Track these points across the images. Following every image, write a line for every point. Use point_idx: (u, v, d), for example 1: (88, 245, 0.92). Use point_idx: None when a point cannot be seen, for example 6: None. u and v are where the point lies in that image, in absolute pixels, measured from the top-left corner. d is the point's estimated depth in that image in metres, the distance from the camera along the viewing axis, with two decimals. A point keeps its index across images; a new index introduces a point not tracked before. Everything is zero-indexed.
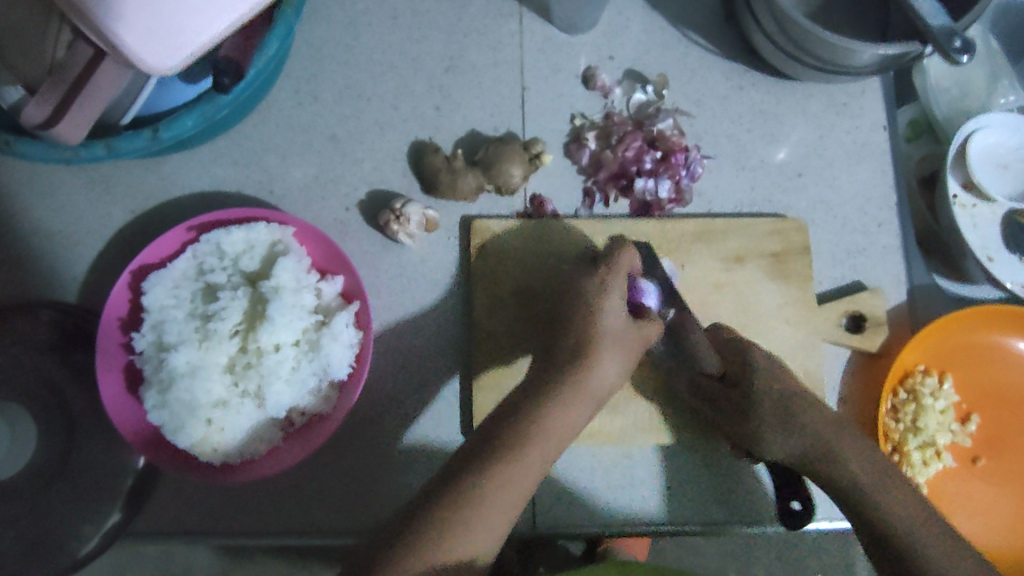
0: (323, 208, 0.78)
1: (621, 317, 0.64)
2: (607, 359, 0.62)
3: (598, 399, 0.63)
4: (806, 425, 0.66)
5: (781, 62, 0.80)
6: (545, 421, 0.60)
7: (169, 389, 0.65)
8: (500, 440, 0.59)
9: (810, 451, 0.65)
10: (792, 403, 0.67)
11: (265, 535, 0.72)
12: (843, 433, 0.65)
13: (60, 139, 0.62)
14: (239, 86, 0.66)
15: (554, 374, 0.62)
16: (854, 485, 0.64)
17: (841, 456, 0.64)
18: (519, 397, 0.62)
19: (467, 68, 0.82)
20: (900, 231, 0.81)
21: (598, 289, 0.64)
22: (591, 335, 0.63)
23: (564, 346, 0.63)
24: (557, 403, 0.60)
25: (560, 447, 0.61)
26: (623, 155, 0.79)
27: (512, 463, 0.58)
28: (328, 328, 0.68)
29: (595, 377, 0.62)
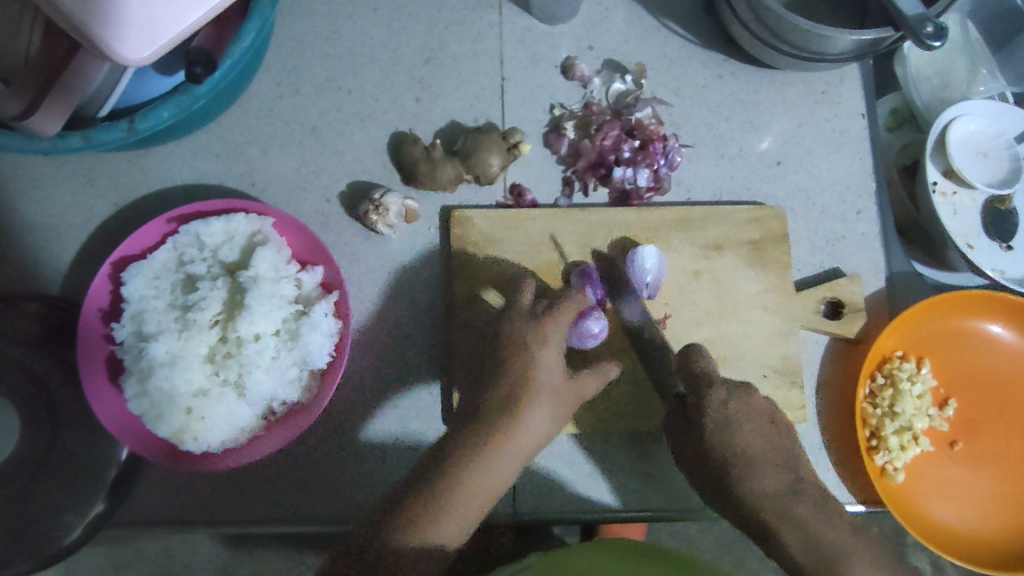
0: (304, 199, 0.79)
1: (555, 366, 0.66)
2: (538, 406, 0.64)
3: (530, 444, 0.65)
4: (757, 487, 0.66)
5: (759, 51, 0.81)
6: (471, 472, 0.62)
7: (148, 379, 0.66)
8: (433, 488, 0.61)
9: (759, 517, 0.65)
10: (746, 460, 0.66)
11: (246, 523, 0.72)
12: (798, 504, 0.65)
13: (35, 131, 0.63)
14: (215, 76, 0.66)
15: (481, 427, 0.64)
16: (806, 525, 0.63)
17: (787, 526, 0.64)
18: (450, 443, 0.65)
19: (447, 60, 0.82)
20: (879, 218, 0.82)
21: (533, 336, 0.66)
22: (523, 387, 0.64)
23: (496, 395, 0.65)
24: (481, 453, 0.62)
25: (492, 494, 0.63)
26: (601, 144, 0.79)
27: (431, 518, 0.60)
28: (307, 318, 0.69)
29: (528, 425, 0.64)
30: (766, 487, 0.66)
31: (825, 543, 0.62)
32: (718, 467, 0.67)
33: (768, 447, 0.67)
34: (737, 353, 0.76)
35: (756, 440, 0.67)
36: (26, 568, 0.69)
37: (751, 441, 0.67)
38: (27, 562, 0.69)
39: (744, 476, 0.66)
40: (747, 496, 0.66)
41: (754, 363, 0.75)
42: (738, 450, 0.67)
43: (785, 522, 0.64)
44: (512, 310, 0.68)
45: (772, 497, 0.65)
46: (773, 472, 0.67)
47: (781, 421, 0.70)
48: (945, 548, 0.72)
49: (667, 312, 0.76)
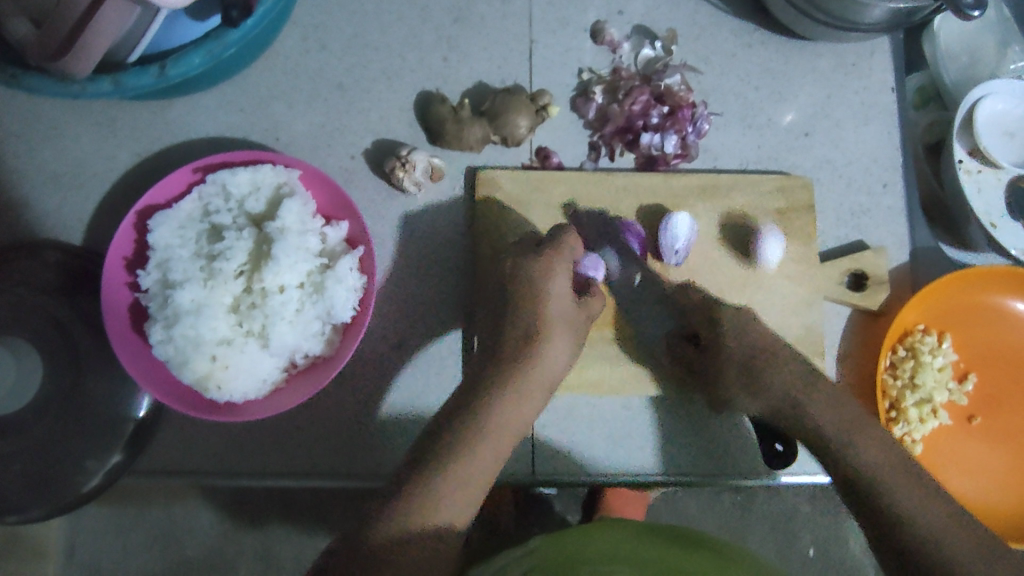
0: (328, 155, 0.78)
1: (562, 298, 0.67)
2: (550, 345, 0.66)
3: (545, 382, 0.66)
4: (777, 370, 0.69)
5: (792, 20, 0.80)
6: (493, 412, 0.62)
7: (173, 325, 0.66)
8: (454, 430, 0.61)
9: (780, 396, 0.68)
10: (766, 352, 0.70)
11: (266, 475, 0.73)
12: (812, 386, 0.67)
13: (68, 73, 0.63)
14: (247, 22, 0.66)
15: (496, 369, 0.65)
16: (865, 446, 0.62)
17: (856, 445, 0.62)
18: (468, 392, 0.65)
19: (475, 20, 0.81)
20: (905, 193, 0.81)
21: (541, 271, 0.67)
22: (536, 325, 0.66)
23: (511, 340, 0.66)
24: (499, 391, 0.64)
25: (513, 435, 0.63)
26: (630, 109, 0.79)
27: (459, 449, 0.60)
28: (333, 271, 0.69)
29: (543, 361, 0.65)
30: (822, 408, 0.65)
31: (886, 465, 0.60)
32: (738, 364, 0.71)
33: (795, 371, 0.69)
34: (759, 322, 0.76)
35: (768, 335, 0.72)
36: (43, 513, 0.70)
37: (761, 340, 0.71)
38: (46, 507, 0.70)
39: (761, 370, 0.70)
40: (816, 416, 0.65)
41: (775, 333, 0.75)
42: (752, 342, 0.71)
43: (806, 398, 0.67)
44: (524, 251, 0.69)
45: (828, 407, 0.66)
46: (790, 360, 0.70)
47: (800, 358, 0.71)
48: None
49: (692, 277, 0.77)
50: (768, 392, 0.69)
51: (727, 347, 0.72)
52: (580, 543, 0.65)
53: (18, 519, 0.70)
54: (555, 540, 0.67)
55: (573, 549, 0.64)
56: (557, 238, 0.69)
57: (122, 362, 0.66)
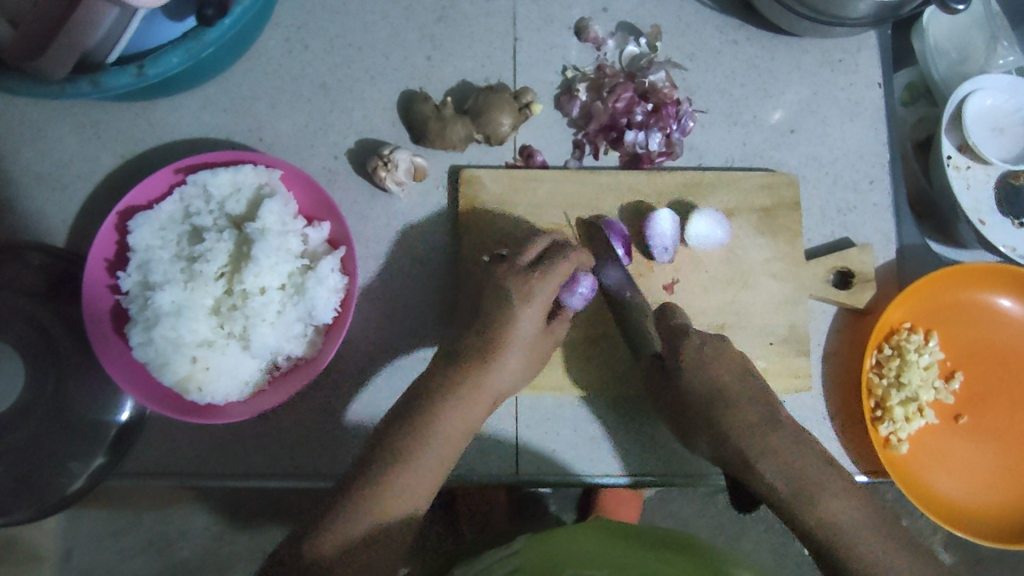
0: (311, 155, 0.78)
1: (534, 323, 0.65)
2: (508, 357, 0.65)
3: (496, 392, 0.65)
4: (732, 416, 0.63)
5: (777, 16, 0.79)
6: (441, 417, 0.62)
7: (154, 327, 0.66)
8: (399, 434, 0.61)
9: (733, 445, 0.63)
10: (723, 396, 0.64)
11: (249, 477, 0.72)
12: (770, 432, 0.63)
13: (45, 73, 0.63)
14: (224, 20, 0.66)
15: (445, 379, 0.64)
16: (779, 458, 0.61)
17: (765, 458, 0.61)
18: (417, 393, 0.64)
19: (459, 18, 0.81)
20: (892, 190, 0.81)
21: (518, 292, 0.64)
22: (495, 339, 0.64)
23: (467, 347, 0.65)
24: (445, 402, 0.63)
25: (458, 442, 0.63)
26: (614, 107, 0.78)
27: (401, 460, 0.60)
28: (313, 273, 0.68)
29: (498, 373, 0.64)
30: (743, 419, 0.63)
31: (805, 478, 0.61)
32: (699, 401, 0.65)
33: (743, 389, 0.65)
34: (744, 321, 0.75)
35: (729, 373, 0.66)
36: (28, 516, 0.70)
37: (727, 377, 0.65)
38: (30, 509, 0.70)
39: (725, 410, 0.64)
40: (731, 436, 0.63)
41: (760, 332, 0.75)
42: (704, 386, 0.65)
43: (728, 416, 0.64)
44: (505, 269, 0.66)
45: (752, 428, 0.63)
46: (748, 404, 0.64)
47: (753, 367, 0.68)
48: (944, 518, 0.72)
49: (674, 279, 0.75)
50: (723, 440, 0.64)
51: (680, 386, 0.66)
52: (566, 548, 0.65)
53: (4, 522, 0.70)
54: (538, 544, 0.66)
55: (558, 553, 0.63)
56: (546, 252, 0.66)
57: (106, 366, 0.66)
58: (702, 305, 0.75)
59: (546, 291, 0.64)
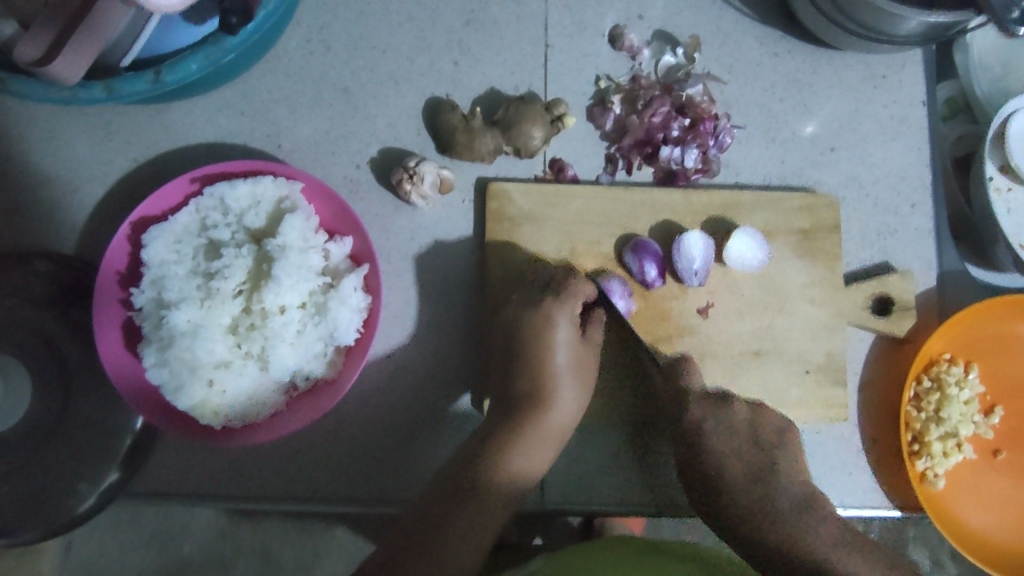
0: (332, 164, 0.74)
1: (569, 350, 0.67)
2: (561, 395, 0.66)
3: (563, 425, 0.66)
4: (758, 518, 0.65)
5: (822, 29, 0.76)
6: (500, 463, 0.63)
7: (169, 348, 0.63)
8: (460, 482, 0.61)
9: (745, 535, 0.65)
10: (743, 492, 0.67)
11: (265, 499, 0.70)
12: (831, 548, 0.62)
13: (56, 79, 0.58)
14: (248, 26, 0.62)
15: (509, 419, 0.65)
16: (825, 556, 0.62)
17: (797, 554, 0.62)
18: (474, 441, 0.65)
19: (488, 22, 0.77)
20: (933, 213, 0.78)
21: (540, 318, 0.66)
22: (543, 379, 0.66)
23: (518, 392, 0.66)
24: (522, 433, 0.64)
25: (524, 484, 0.64)
26: (650, 121, 0.74)
27: (477, 494, 0.61)
28: (336, 292, 0.65)
29: (553, 414, 0.65)
30: (762, 501, 0.67)
31: (845, 572, 0.61)
32: (707, 477, 0.68)
33: (748, 460, 0.69)
34: (779, 345, 0.72)
35: (732, 456, 0.69)
36: (35, 536, 0.67)
37: (729, 451, 0.69)
38: (38, 530, 0.67)
39: (728, 487, 0.68)
40: (735, 507, 0.67)
41: (795, 358, 0.72)
42: (712, 470, 0.68)
43: (732, 491, 0.68)
44: (524, 303, 0.67)
45: (777, 516, 0.65)
46: (750, 485, 0.68)
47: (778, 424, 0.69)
48: (980, 557, 0.70)
49: (709, 299, 0.73)
50: (735, 522, 0.66)
51: (699, 470, 0.69)
52: (589, 570, 0.59)
53: (9, 542, 0.67)
54: (563, 564, 0.61)
55: (580, 575, 0.58)
56: (565, 283, 0.68)
57: (119, 385, 0.63)
58: (736, 330, 0.72)
59: (563, 325, 0.67)
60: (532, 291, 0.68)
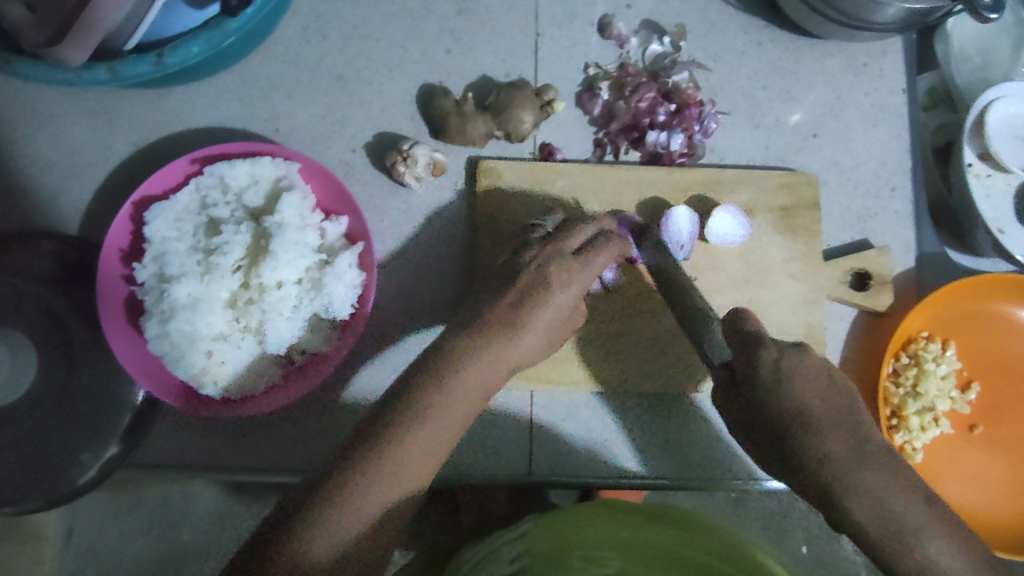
0: (329, 148, 0.77)
1: (557, 286, 0.61)
2: (531, 324, 0.58)
3: (472, 398, 0.57)
4: (817, 446, 0.54)
5: (803, 19, 0.78)
6: (439, 389, 0.56)
7: (169, 320, 0.65)
8: (390, 419, 0.55)
9: (817, 484, 0.54)
10: (809, 419, 0.55)
11: (261, 470, 0.72)
12: (864, 467, 0.53)
13: (63, 60, 0.61)
14: (247, 11, 0.65)
15: (458, 342, 0.57)
16: (866, 492, 0.52)
17: (853, 497, 0.53)
18: (414, 369, 0.58)
19: (480, 11, 0.80)
20: (913, 197, 0.80)
21: (559, 278, 0.58)
22: (507, 302, 0.58)
23: (476, 312, 0.59)
24: (419, 413, 0.55)
25: (468, 414, 0.57)
26: (636, 106, 0.77)
27: (406, 432, 0.54)
28: (331, 268, 0.68)
29: (515, 345, 0.57)
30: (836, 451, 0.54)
31: (901, 520, 0.51)
32: (781, 419, 0.56)
33: (832, 404, 0.56)
34: (761, 322, 0.75)
35: (819, 397, 0.56)
36: (39, 505, 0.69)
37: (809, 392, 0.56)
38: (42, 499, 0.69)
39: (817, 434, 0.55)
40: (821, 457, 0.54)
41: (776, 334, 0.75)
42: (785, 410, 0.55)
43: (816, 441, 0.55)
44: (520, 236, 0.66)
45: (844, 461, 0.54)
46: (835, 428, 0.55)
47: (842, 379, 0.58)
48: None
49: (693, 276, 0.75)
50: (811, 474, 0.54)
51: (764, 412, 0.57)
52: (572, 535, 0.61)
53: (13, 511, 0.69)
54: (549, 528, 0.62)
55: (566, 543, 0.60)
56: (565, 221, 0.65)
57: (121, 356, 0.66)
58: (719, 306, 0.75)
59: (595, 271, 0.59)
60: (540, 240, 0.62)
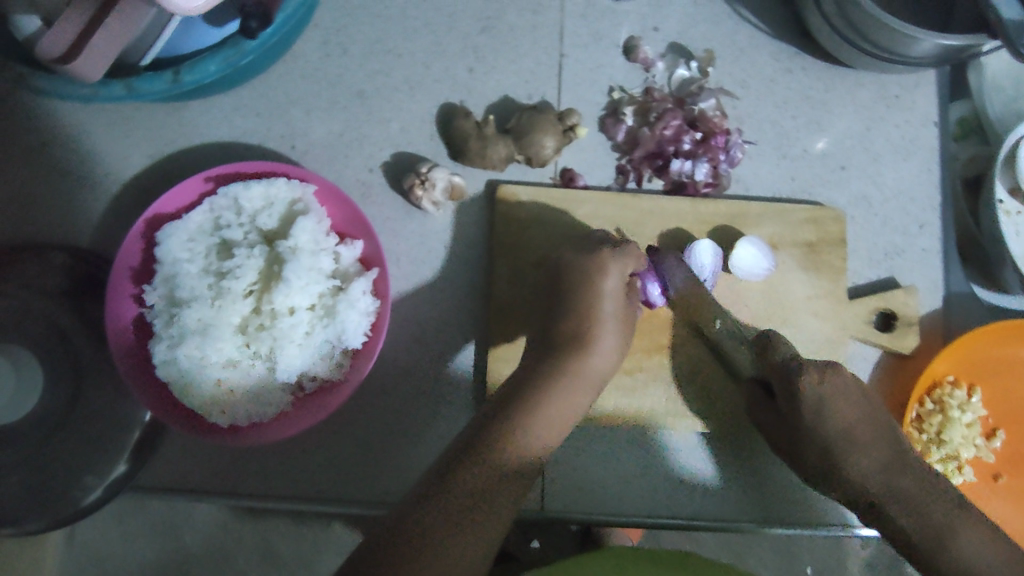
0: (345, 167, 0.75)
1: (615, 297, 0.65)
2: (601, 342, 0.65)
3: (568, 416, 0.63)
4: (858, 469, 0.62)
5: (835, 48, 0.76)
6: (540, 401, 0.62)
7: (178, 345, 0.64)
8: (500, 426, 0.60)
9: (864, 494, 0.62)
10: (852, 438, 0.62)
11: (277, 496, 0.71)
12: (897, 475, 0.61)
13: (77, 76, 0.59)
14: (266, 31, 0.63)
15: (550, 361, 0.64)
16: (906, 499, 0.60)
17: (892, 503, 0.61)
18: (513, 384, 0.64)
19: (504, 29, 0.78)
20: (942, 235, 0.78)
21: (596, 269, 0.65)
22: (585, 323, 0.65)
23: (559, 333, 0.65)
24: (516, 432, 0.60)
25: (564, 428, 0.63)
26: (661, 134, 0.75)
27: (514, 436, 0.60)
28: (345, 294, 0.66)
29: (593, 360, 0.64)
30: (867, 464, 0.62)
31: (932, 520, 0.59)
32: (820, 445, 0.63)
33: (863, 418, 0.63)
34: None
35: (852, 412, 0.63)
36: (42, 526, 0.67)
37: (849, 414, 0.62)
38: (45, 520, 0.67)
39: (849, 452, 0.62)
40: (856, 472, 0.62)
41: None
42: (831, 431, 0.62)
43: (849, 455, 0.62)
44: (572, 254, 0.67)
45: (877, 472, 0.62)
46: (869, 446, 0.62)
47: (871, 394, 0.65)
48: None
49: None
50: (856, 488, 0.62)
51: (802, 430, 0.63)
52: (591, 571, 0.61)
53: (15, 531, 0.67)
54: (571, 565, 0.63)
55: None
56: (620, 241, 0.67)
57: (137, 395, 0.65)
58: None
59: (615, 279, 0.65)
60: (585, 245, 0.67)
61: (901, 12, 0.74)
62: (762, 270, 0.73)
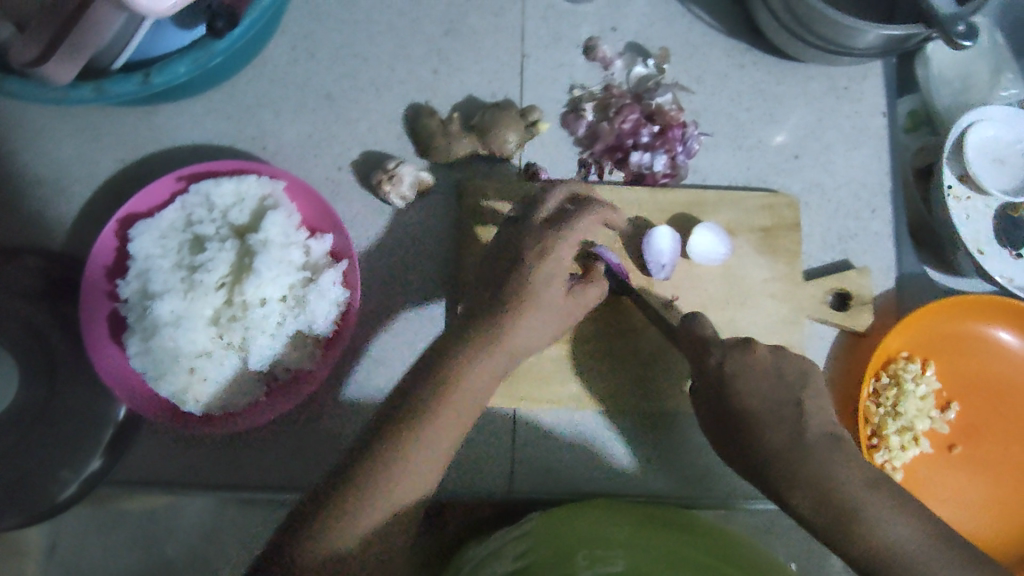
0: (315, 165, 0.77)
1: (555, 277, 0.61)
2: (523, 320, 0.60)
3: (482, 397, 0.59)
4: (763, 443, 0.63)
5: (784, 43, 0.80)
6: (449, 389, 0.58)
7: (152, 337, 0.66)
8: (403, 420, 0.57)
9: (767, 472, 0.62)
10: (754, 417, 0.64)
11: (252, 488, 0.72)
12: (805, 453, 0.61)
13: (49, 79, 0.62)
14: (234, 32, 0.65)
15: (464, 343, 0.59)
16: (807, 478, 0.60)
17: (795, 486, 0.60)
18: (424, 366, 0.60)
19: (466, 32, 0.81)
20: (893, 219, 0.82)
21: (531, 249, 0.60)
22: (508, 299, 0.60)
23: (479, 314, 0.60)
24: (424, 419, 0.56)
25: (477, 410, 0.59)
26: (620, 128, 0.78)
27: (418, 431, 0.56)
28: (315, 285, 0.68)
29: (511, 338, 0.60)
30: (773, 440, 0.62)
31: (835, 500, 0.58)
32: (732, 415, 0.65)
33: (767, 393, 0.65)
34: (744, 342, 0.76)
35: (756, 393, 0.65)
36: (16, 523, 0.68)
37: (757, 391, 0.65)
38: (21, 515, 0.68)
39: (756, 423, 0.64)
40: (761, 444, 0.63)
41: None
42: (739, 406, 0.64)
43: (756, 423, 0.64)
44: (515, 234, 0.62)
45: (784, 450, 0.62)
46: (774, 423, 0.63)
47: (784, 355, 0.68)
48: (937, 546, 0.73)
49: (674, 294, 0.76)
50: (759, 462, 0.63)
51: (715, 408, 0.66)
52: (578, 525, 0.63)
53: None
54: (555, 517, 0.65)
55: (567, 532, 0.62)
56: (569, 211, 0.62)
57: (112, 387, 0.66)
58: None
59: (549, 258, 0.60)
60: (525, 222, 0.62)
61: (846, 8, 0.78)
62: (719, 256, 0.75)
